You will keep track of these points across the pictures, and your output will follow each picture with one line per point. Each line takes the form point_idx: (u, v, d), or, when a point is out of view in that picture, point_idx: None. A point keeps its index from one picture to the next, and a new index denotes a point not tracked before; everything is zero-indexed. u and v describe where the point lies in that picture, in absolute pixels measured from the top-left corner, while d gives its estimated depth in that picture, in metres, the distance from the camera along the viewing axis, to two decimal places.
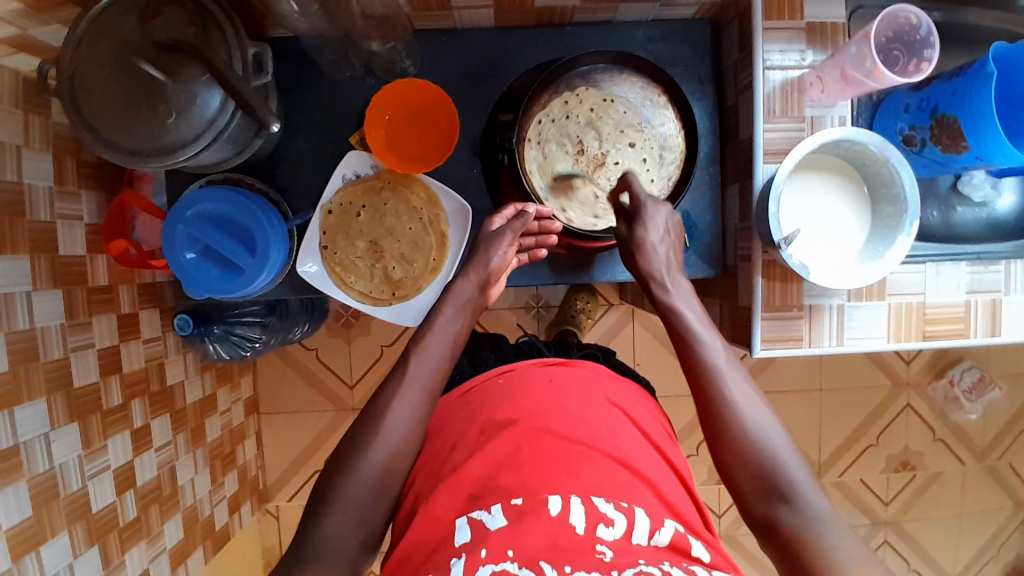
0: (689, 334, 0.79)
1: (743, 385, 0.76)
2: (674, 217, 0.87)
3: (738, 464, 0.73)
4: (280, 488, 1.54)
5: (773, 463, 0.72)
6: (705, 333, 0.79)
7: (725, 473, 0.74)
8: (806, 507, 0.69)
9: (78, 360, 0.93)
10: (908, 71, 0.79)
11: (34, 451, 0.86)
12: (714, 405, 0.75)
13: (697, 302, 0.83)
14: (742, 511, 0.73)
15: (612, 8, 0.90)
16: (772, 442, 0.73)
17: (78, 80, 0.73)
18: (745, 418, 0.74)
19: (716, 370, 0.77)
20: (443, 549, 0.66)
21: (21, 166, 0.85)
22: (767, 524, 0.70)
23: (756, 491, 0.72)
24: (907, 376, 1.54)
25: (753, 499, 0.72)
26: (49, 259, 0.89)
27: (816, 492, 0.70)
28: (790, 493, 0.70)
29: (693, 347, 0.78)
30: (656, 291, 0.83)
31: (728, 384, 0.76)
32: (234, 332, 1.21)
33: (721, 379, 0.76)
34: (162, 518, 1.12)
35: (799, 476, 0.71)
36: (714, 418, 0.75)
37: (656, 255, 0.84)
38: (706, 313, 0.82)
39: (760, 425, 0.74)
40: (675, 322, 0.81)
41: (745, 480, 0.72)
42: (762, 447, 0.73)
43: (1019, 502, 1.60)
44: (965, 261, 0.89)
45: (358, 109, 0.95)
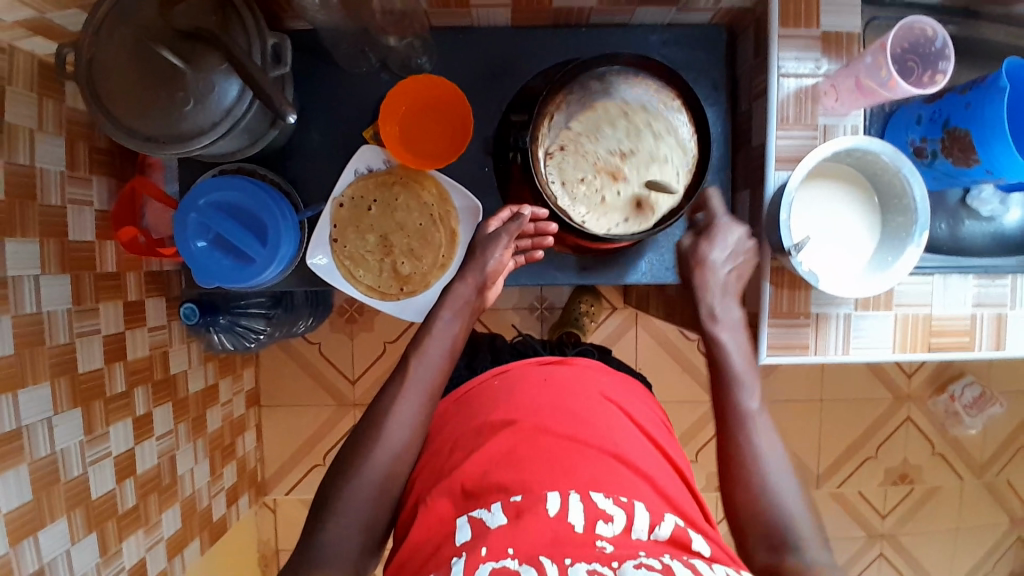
0: (728, 372, 0.84)
1: (771, 436, 0.80)
2: (749, 244, 0.87)
3: (747, 507, 0.76)
4: (278, 481, 1.54)
5: (786, 519, 0.74)
6: (743, 369, 0.84)
7: (734, 517, 0.77)
8: (811, 559, 0.71)
9: (84, 346, 0.93)
10: (923, 82, 0.80)
11: (37, 435, 0.85)
12: (738, 449, 0.79)
13: (742, 335, 0.86)
14: (744, 560, 0.75)
15: (629, 12, 0.90)
16: (786, 492, 0.76)
17: (97, 64, 0.73)
18: (767, 469, 0.77)
19: (749, 416, 0.81)
20: (444, 548, 0.65)
21: (34, 149, 0.85)
22: (772, 571, 0.72)
23: (763, 542, 0.74)
24: (908, 389, 1.54)
25: (759, 548, 0.74)
26: (58, 244, 0.89)
27: (821, 548, 0.73)
28: (796, 544, 0.72)
29: (730, 387, 0.83)
30: (704, 320, 0.87)
31: (755, 424, 0.80)
32: (240, 322, 1.21)
33: (750, 422, 0.80)
34: (160, 507, 1.12)
35: (805, 533, 0.73)
36: (736, 461, 0.78)
37: (715, 275, 0.87)
38: (747, 346, 0.86)
39: (777, 472, 0.77)
40: (717, 356, 0.85)
41: (754, 528, 0.75)
42: (775, 495, 0.76)
43: (1015, 518, 1.60)
44: (972, 274, 0.90)
45: (372, 104, 0.96)
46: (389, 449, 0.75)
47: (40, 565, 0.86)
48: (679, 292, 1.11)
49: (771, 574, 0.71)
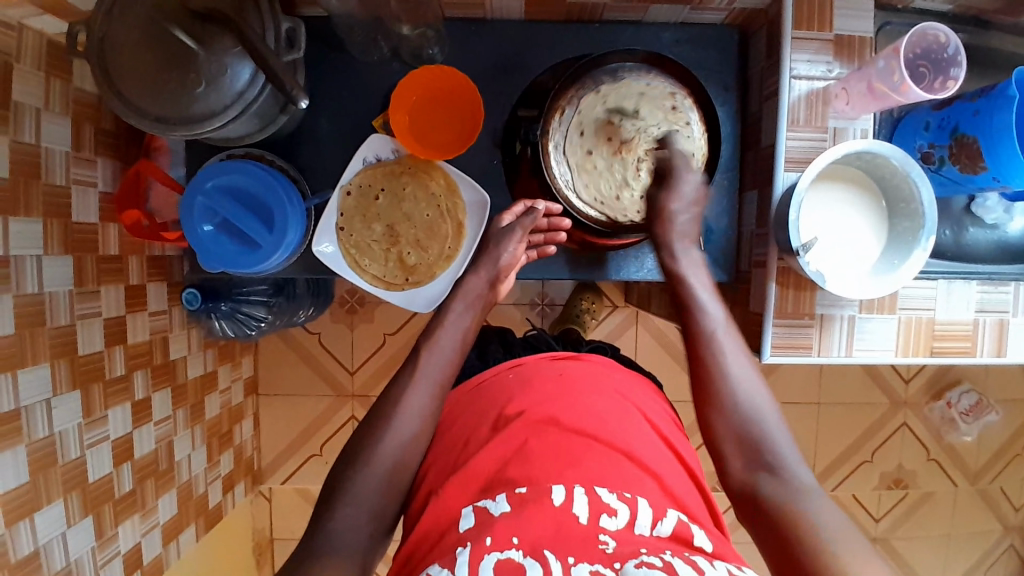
0: (696, 306, 0.83)
1: (742, 356, 0.80)
2: (703, 187, 0.88)
3: (725, 430, 0.76)
4: (274, 470, 1.54)
5: (761, 438, 0.74)
6: (710, 303, 0.83)
7: (712, 442, 0.77)
8: (789, 477, 0.70)
9: (84, 328, 0.93)
10: (934, 88, 0.80)
11: (36, 416, 0.85)
12: (710, 375, 0.79)
13: (705, 274, 0.86)
14: (721, 479, 0.76)
15: (643, 9, 0.90)
16: (760, 407, 0.76)
17: (109, 43, 0.73)
18: (738, 390, 0.77)
19: (715, 336, 0.81)
20: (449, 535, 0.66)
21: (39, 128, 0.84)
22: (751, 494, 0.71)
23: (738, 456, 0.74)
24: (905, 395, 1.55)
25: (736, 464, 0.74)
26: (62, 224, 0.88)
27: (799, 466, 0.72)
28: (772, 462, 0.72)
29: (697, 318, 0.83)
30: (666, 260, 0.87)
31: (725, 352, 0.79)
32: (241, 309, 1.20)
33: (718, 346, 0.80)
34: (156, 493, 1.12)
35: (781, 446, 0.73)
36: (708, 385, 0.78)
37: (676, 223, 0.86)
38: (713, 286, 0.86)
39: (751, 393, 0.77)
40: (680, 289, 0.85)
41: (729, 443, 0.75)
42: (751, 412, 0.76)
43: (1007, 526, 1.62)
44: (975, 280, 0.90)
45: (383, 93, 0.95)
46: (392, 438, 0.75)
47: (35, 547, 0.86)
48: None
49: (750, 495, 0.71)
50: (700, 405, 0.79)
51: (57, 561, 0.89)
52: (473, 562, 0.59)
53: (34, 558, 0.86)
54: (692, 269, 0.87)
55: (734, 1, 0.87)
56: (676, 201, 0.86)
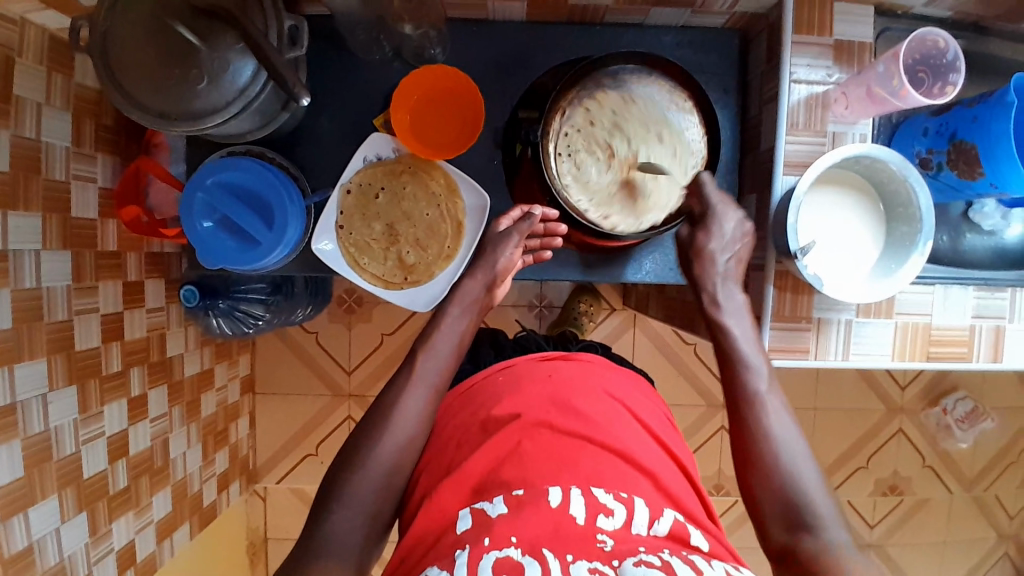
0: (737, 358, 0.82)
1: (783, 415, 0.79)
2: (745, 227, 0.88)
3: (762, 489, 0.74)
4: (269, 470, 1.54)
5: (799, 497, 0.73)
6: (752, 355, 0.82)
7: (751, 503, 0.75)
8: (826, 538, 0.69)
9: (81, 323, 0.92)
10: (932, 93, 0.81)
11: (31, 411, 0.84)
12: (748, 429, 0.78)
13: (748, 322, 0.85)
14: (761, 539, 0.74)
15: (644, 12, 0.91)
16: (801, 467, 0.75)
17: (111, 38, 0.73)
18: (779, 450, 0.75)
19: (758, 395, 0.79)
20: (446, 538, 0.66)
21: (40, 123, 0.84)
22: (788, 555, 0.70)
23: (778, 520, 0.73)
24: (901, 402, 1.55)
25: (776, 525, 0.72)
26: (61, 220, 0.88)
27: (837, 528, 0.71)
28: (813, 523, 0.71)
29: (740, 371, 0.82)
30: (707, 305, 0.87)
31: (767, 405, 0.79)
32: (239, 307, 1.21)
33: (758, 400, 0.79)
34: (151, 490, 1.11)
35: (822, 508, 0.72)
36: (748, 440, 0.77)
37: (715, 264, 0.87)
38: (754, 332, 0.85)
39: (790, 445, 0.76)
40: (723, 344, 0.84)
41: (770, 506, 0.73)
42: (790, 470, 0.74)
43: (1001, 534, 1.62)
44: (972, 286, 0.91)
45: (385, 92, 0.96)
46: (390, 437, 0.75)
47: (29, 543, 0.85)
48: (680, 293, 1.12)
49: (788, 557, 0.70)
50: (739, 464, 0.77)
51: (51, 557, 0.89)
52: (471, 563, 0.59)
53: (27, 554, 0.85)
54: (735, 314, 0.86)
55: (735, 5, 0.87)
56: (719, 246, 0.87)
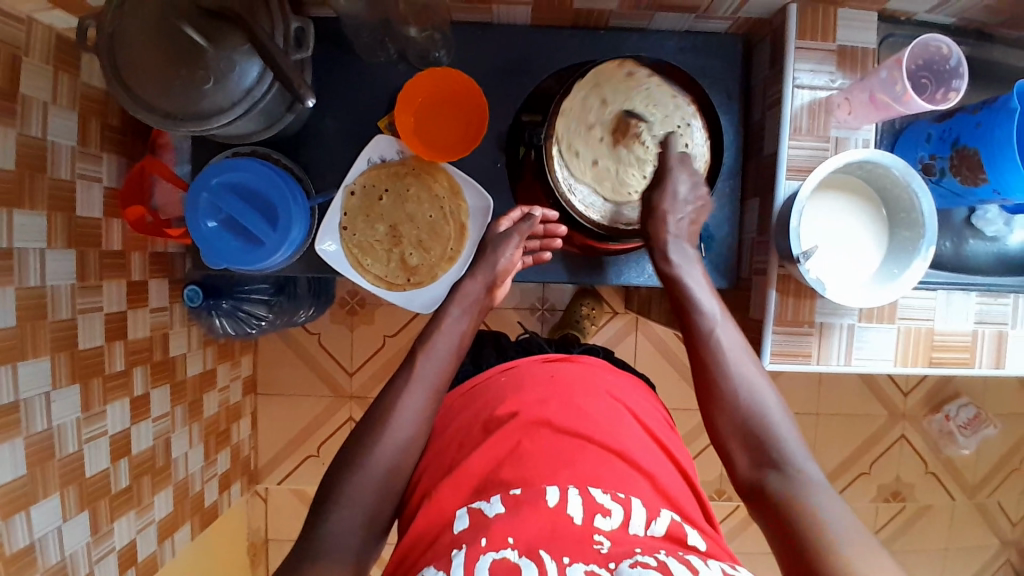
0: (693, 305, 0.84)
1: (743, 356, 0.80)
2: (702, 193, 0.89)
3: (725, 419, 0.77)
4: (270, 471, 1.54)
5: (760, 427, 0.75)
6: (708, 303, 0.83)
7: (716, 439, 0.78)
8: (794, 470, 0.71)
9: (85, 322, 0.93)
10: (935, 100, 0.81)
11: (35, 409, 0.85)
12: (713, 375, 0.79)
13: (700, 272, 0.86)
14: (732, 477, 0.76)
15: (648, 17, 0.91)
16: (763, 403, 0.77)
17: (118, 39, 0.73)
18: (738, 386, 0.78)
19: (716, 338, 0.81)
20: (443, 538, 0.66)
21: (46, 122, 0.85)
22: (755, 486, 0.72)
23: (745, 456, 0.75)
24: (904, 407, 1.55)
25: (743, 462, 0.75)
26: (65, 218, 0.89)
27: (804, 460, 0.73)
28: (779, 458, 0.73)
29: (695, 317, 0.83)
30: (660, 262, 0.87)
31: (723, 344, 0.80)
32: (242, 307, 1.22)
33: (715, 339, 0.81)
34: (153, 489, 1.12)
35: (785, 439, 0.74)
36: (710, 382, 0.79)
37: (671, 223, 0.87)
38: (708, 283, 0.86)
39: (747, 379, 0.78)
40: (681, 296, 0.85)
41: (734, 442, 0.76)
42: (753, 406, 0.77)
43: (1003, 541, 1.61)
44: (975, 291, 0.90)
45: (389, 94, 0.96)
46: (390, 437, 0.75)
47: (31, 541, 0.86)
48: None
49: (756, 490, 0.71)
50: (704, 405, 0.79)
51: (52, 555, 0.89)
52: (469, 563, 0.59)
53: (29, 552, 0.85)
54: (688, 266, 0.87)
55: (739, 10, 0.87)
56: (671, 207, 0.87)
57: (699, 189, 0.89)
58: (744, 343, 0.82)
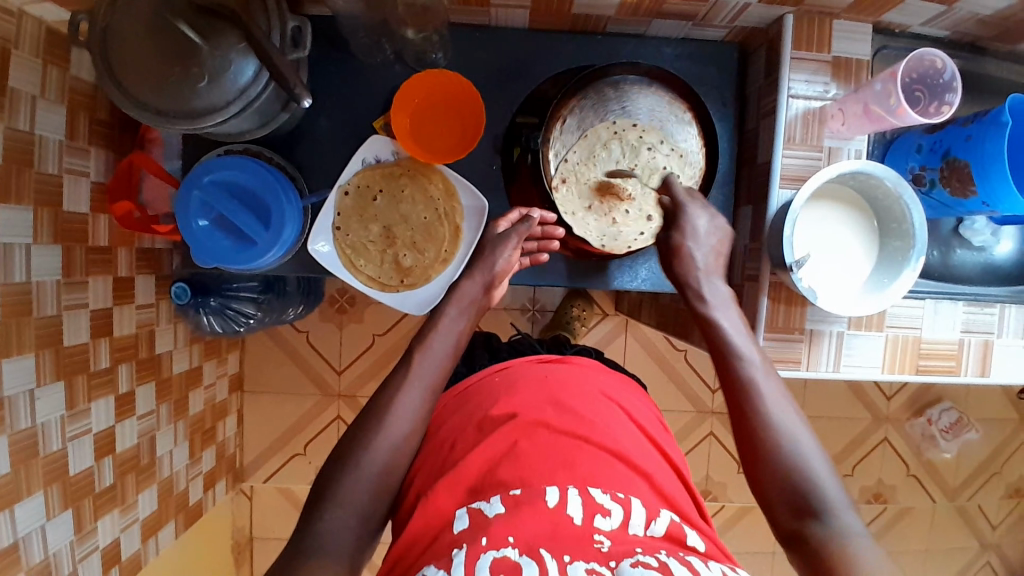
0: (730, 348, 0.80)
1: (782, 398, 0.76)
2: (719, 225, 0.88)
3: (767, 474, 0.72)
4: (256, 468, 1.53)
5: (802, 478, 0.71)
6: (744, 345, 0.80)
7: (756, 487, 0.74)
8: (836, 523, 0.68)
9: (70, 319, 0.91)
10: (929, 112, 0.82)
11: (18, 406, 0.83)
12: (751, 420, 0.75)
13: (735, 312, 0.83)
14: (769, 523, 0.73)
15: (645, 23, 0.92)
16: (804, 450, 0.73)
17: (111, 32, 0.72)
18: (779, 435, 0.73)
19: (753, 381, 0.77)
20: (443, 537, 0.66)
21: (34, 115, 0.83)
22: (794, 537, 0.69)
23: (784, 506, 0.71)
24: (887, 411, 1.57)
25: (781, 512, 0.71)
26: (52, 214, 0.87)
27: (848, 510, 0.69)
28: (819, 508, 0.69)
29: (732, 361, 0.79)
30: (693, 301, 0.85)
31: (762, 391, 0.76)
32: (230, 305, 1.19)
33: (755, 387, 0.77)
34: (137, 488, 1.10)
35: (829, 490, 0.70)
36: (749, 429, 0.75)
37: (694, 260, 0.85)
38: (745, 324, 0.83)
39: (787, 424, 0.74)
40: (715, 336, 0.81)
41: (773, 492, 0.72)
42: (794, 456, 0.72)
43: (981, 543, 1.65)
44: (962, 301, 0.92)
45: (384, 94, 0.96)
46: (383, 440, 0.75)
47: (14, 539, 0.84)
48: (673, 302, 1.13)
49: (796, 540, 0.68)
50: (745, 458, 0.75)
51: (35, 555, 0.88)
52: (469, 563, 0.59)
53: (12, 552, 0.84)
54: (722, 306, 0.84)
55: (736, 19, 0.88)
56: (694, 241, 0.86)
57: (718, 220, 0.88)
58: (784, 388, 0.78)
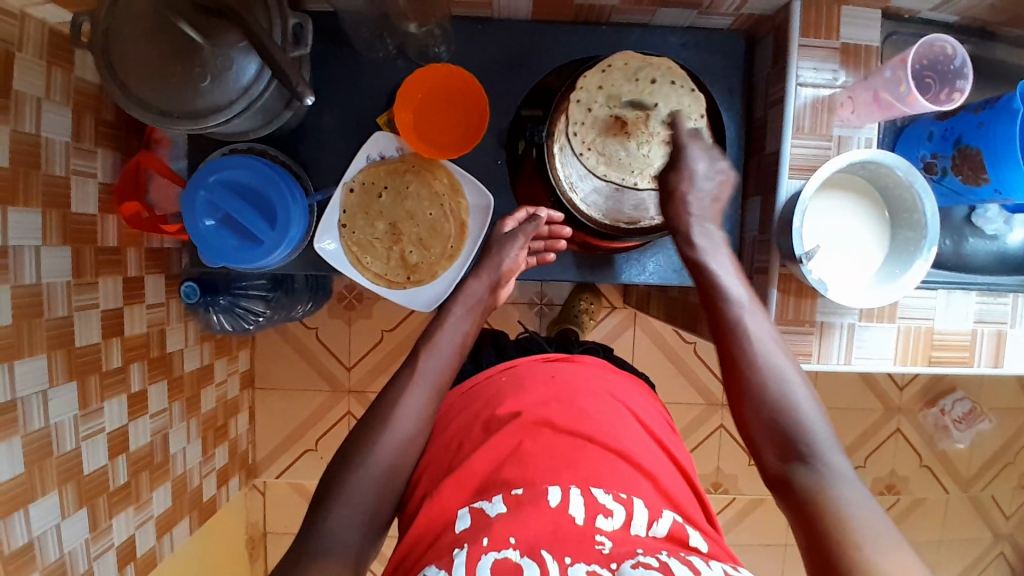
0: (720, 292, 0.81)
1: (770, 340, 0.77)
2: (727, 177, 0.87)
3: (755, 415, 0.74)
4: (269, 464, 1.54)
5: (787, 418, 0.72)
6: (735, 288, 0.81)
7: (745, 430, 0.75)
8: (822, 465, 0.69)
9: (82, 319, 0.92)
10: (941, 100, 0.80)
11: (31, 407, 0.84)
12: (743, 365, 0.76)
13: (725, 254, 0.84)
14: (759, 466, 0.74)
15: (650, 12, 0.90)
16: (791, 389, 0.74)
17: (112, 35, 0.72)
18: (766, 377, 0.75)
19: (743, 324, 0.78)
20: (444, 537, 0.66)
21: (40, 118, 0.83)
22: (781, 478, 0.71)
23: (772, 448, 0.72)
24: (899, 401, 1.56)
25: (770, 454, 0.72)
26: (61, 216, 0.88)
27: (834, 452, 0.70)
28: (807, 451, 0.70)
29: (723, 303, 0.80)
30: (684, 248, 0.85)
31: (752, 334, 0.77)
32: (239, 304, 1.19)
33: (744, 329, 0.78)
34: (151, 485, 1.11)
35: (815, 431, 0.71)
36: (740, 373, 0.76)
37: (688, 207, 0.85)
38: (735, 267, 0.83)
39: (776, 367, 0.75)
40: (707, 282, 0.82)
41: (764, 436, 0.73)
42: (783, 399, 0.73)
43: (996, 534, 1.63)
44: (974, 290, 0.91)
45: (388, 89, 0.95)
46: (391, 437, 0.75)
47: (30, 538, 0.85)
48: (682, 295, 1.12)
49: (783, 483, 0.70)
50: (732, 399, 0.77)
51: (51, 553, 0.89)
52: (469, 564, 0.59)
53: (28, 550, 0.85)
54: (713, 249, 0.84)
55: (742, 7, 0.87)
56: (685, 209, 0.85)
57: (719, 163, 0.87)
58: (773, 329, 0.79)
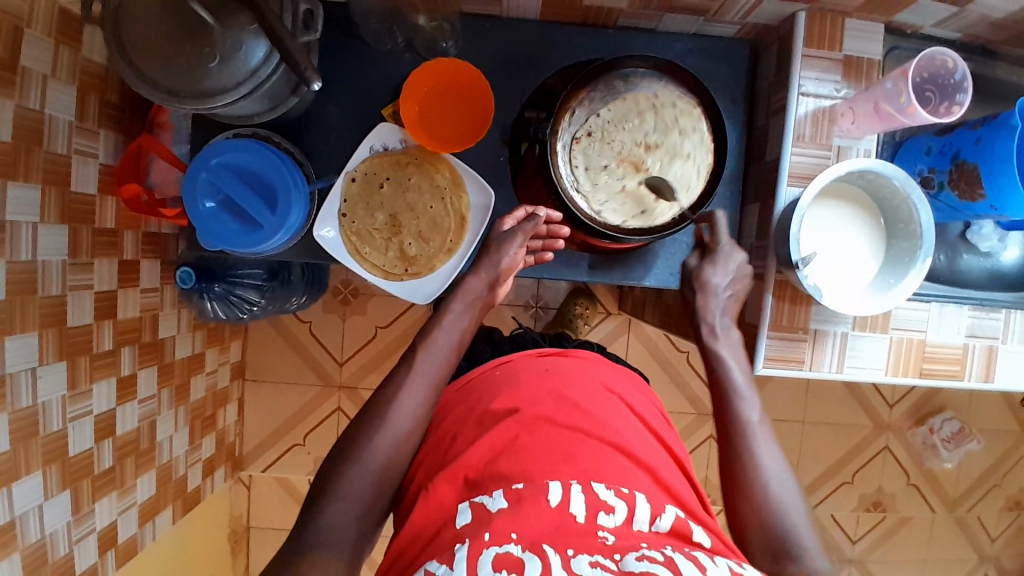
0: (731, 391, 0.85)
1: (772, 449, 0.80)
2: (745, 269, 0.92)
3: (750, 517, 0.75)
4: (255, 458, 1.53)
5: (780, 523, 0.74)
6: (744, 388, 0.85)
7: (737, 532, 0.75)
8: (811, 565, 0.70)
9: (75, 299, 0.92)
10: (938, 112, 0.81)
11: (20, 383, 0.83)
12: (740, 462, 0.79)
13: (743, 359, 0.88)
14: None
15: (656, 18, 0.92)
16: (787, 497, 0.76)
17: (124, 10, 0.72)
18: (766, 479, 0.77)
19: (749, 426, 0.81)
20: (444, 533, 0.65)
21: (45, 94, 0.83)
22: None
23: (762, 547, 0.73)
24: (888, 419, 1.57)
25: (761, 556, 0.73)
26: (59, 193, 0.87)
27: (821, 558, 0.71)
28: (796, 551, 0.71)
29: (731, 402, 0.84)
30: (706, 338, 0.89)
31: (755, 434, 0.80)
32: (234, 292, 1.19)
33: (750, 435, 0.80)
34: (136, 471, 1.10)
35: (804, 537, 0.72)
36: (737, 473, 0.78)
37: (716, 296, 0.90)
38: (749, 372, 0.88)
39: (774, 473, 0.77)
40: (717, 374, 0.86)
41: (755, 533, 0.74)
42: (777, 503, 0.75)
43: (981, 556, 1.63)
44: (968, 305, 0.91)
45: (394, 82, 0.96)
46: (383, 427, 0.74)
47: (11, 518, 0.84)
48: (677, 299, 1.13)
49: None
50: (728, 492, 0.78)
51: (32, 534, 0.88)
52: (471, 559, 0.58)
53: (8, 529, 0.84)
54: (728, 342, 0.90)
55: (747, 16, 0.88)
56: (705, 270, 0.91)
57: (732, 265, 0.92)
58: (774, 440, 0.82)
